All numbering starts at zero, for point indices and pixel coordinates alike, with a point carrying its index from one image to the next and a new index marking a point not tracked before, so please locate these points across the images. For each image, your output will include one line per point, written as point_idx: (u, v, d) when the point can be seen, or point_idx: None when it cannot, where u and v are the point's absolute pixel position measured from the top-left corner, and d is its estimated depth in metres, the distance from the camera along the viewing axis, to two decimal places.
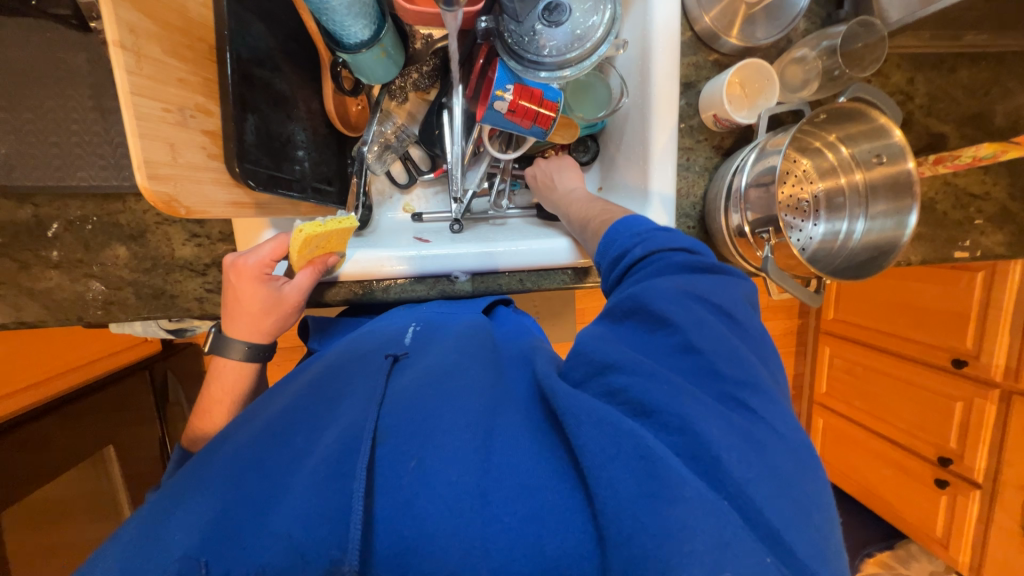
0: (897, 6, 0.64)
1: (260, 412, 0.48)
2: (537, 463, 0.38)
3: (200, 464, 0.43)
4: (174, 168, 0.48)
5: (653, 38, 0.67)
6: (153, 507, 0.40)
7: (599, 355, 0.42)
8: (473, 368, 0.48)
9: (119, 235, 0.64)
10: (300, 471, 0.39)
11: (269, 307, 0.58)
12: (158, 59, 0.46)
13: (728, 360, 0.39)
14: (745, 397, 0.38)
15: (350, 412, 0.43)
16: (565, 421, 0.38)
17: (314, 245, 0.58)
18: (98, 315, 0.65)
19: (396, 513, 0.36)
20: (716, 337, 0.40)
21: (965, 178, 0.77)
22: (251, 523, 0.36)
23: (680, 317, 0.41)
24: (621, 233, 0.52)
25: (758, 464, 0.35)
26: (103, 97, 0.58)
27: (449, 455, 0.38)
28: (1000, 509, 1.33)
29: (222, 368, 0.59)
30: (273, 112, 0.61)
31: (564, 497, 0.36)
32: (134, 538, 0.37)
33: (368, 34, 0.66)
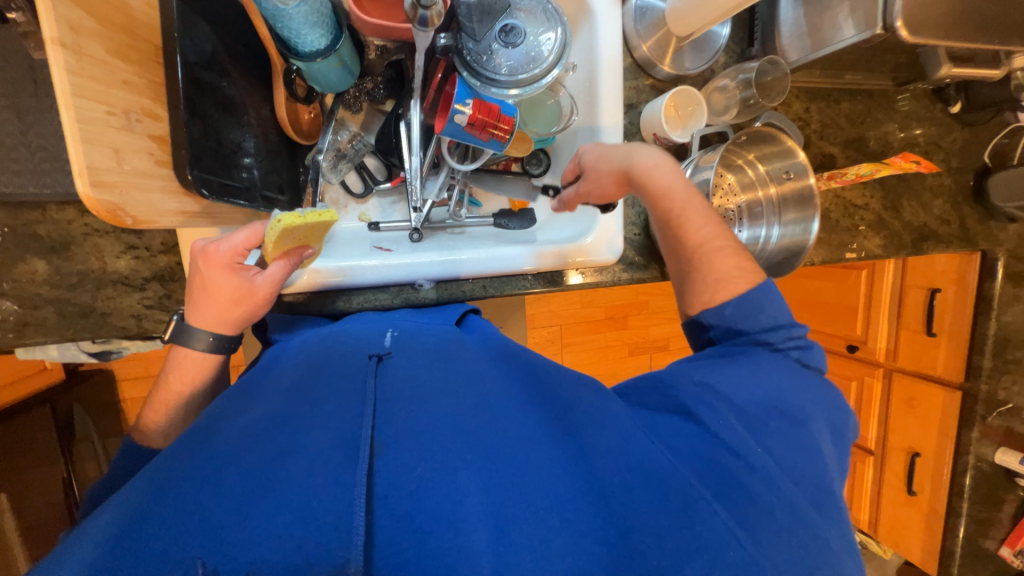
0: (795, 48, 0.76)
1: (249, 406, 0.45)
2: (567, 479, 0.41)
3: (174, 459, 0.40)
4: (120, 175, 0.45)
5: (599, 63, 0.74)
6: (119, 502, 0.37)
7: (682, 400, 0.50)
8: (477, 378, 0.49)
9: (36, 248, 0.57)
10: (295, 469, 0.38)
11: (240, 297, 0.54)
12: (101, 58, 0.43)
13: (788, 438, 0.49)
14: (797, 479, 0.46)
15: (342, 415, 0.42)
16: (628, 456, 0.43)
17: (291, 237, 0.53)
18: (10, 338, 0.58)
19: (398, 525, 0.36)
20: (779, 421, 0.49)
21: (851, 192, 0.92)
22: (235, 518, 0.35)
23: (756, 392, 0.51)
24: (754, 316, 0.58)
25: (790, 540, 0.41)
26: (18, 95, 0.52)
27: (459, 472, 0.39)
28: (888, 471, 1.57)
29: (185, 356, 0.55)
30: (222, 118, 0.59)
31: (584, 512, 0.39)
32: (102, 533, 0.35)
33: (325, 43, 0.65)
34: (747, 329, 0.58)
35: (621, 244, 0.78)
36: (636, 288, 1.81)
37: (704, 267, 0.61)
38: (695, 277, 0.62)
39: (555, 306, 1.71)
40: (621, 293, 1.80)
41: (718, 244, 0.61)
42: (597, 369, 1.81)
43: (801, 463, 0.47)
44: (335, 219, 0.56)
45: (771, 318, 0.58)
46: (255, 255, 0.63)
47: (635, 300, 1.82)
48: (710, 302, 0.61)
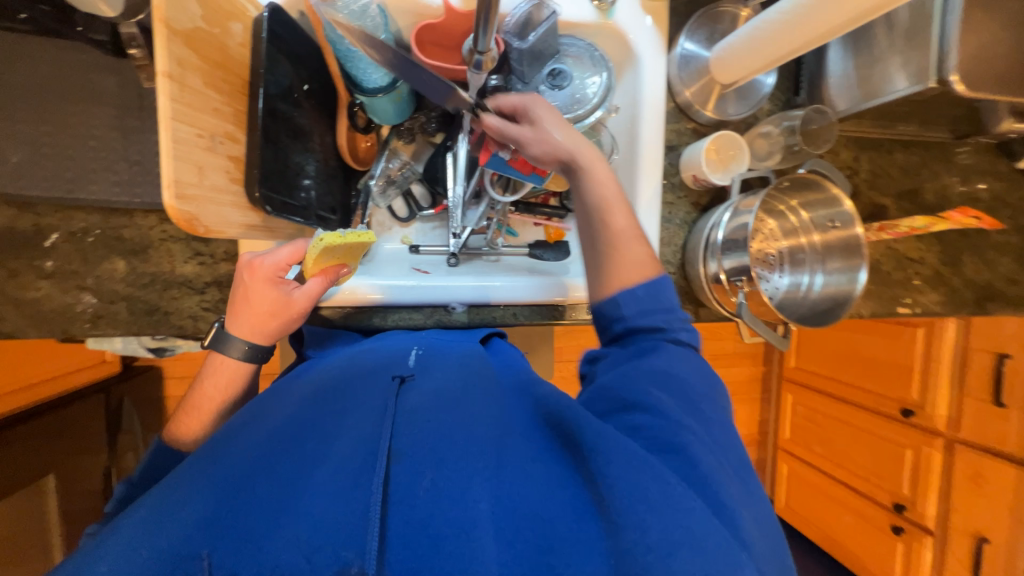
0: (845, 97, 0.75)
1: (269, 412, 0.48)
2: (559, 490, 0.40)
3: (204, 461, 0.42)
4: (200, 189, 0.50)
5: (642, 106, 0.76)
6: (145, 505, 0.39)
7: (626, 392, 0.46)
8: (485, 392, 0.50)
9: (119, 249, 0.64)
10: (313, 477, 0.39)
11: (277, 310, 0.57)
12: (198, 89, 0.49)
13: (725, 419, 0.47)
14: (744, 472, 0.45)
15: (362, 426, 0.44)
16: (593, 458, 0.40)
17: (330, 254, 0.59)
18: (86, 328, 0.64)
19: (411, 532, 0.37)
20: (715, 411, 0.47)
21: (905, 244, 0.88)
22: (256, 525, 0.36)
23: (691, 378, 0.48)
24: (658, 303, 0.53)
25: (763, 536, 0.41)
26: (126, 117, 0.60)
27: (468, 480, 0.39)
28: (951, 557, 1.39)
29: (220, 364, 0.57)
30: (291, 143, 0.65)
31: (587, 525, 0.38)
32: (133, 530, 0.37)
33: (387, 81, 0.71)
34: (655, 310, 0.52)
35: None
36: None
37: (623, 248, 0.55)
38: (611, 260, 0.55)
39: (583, 342, 1.69)
40: None
41: (635, 230, 0.56)
42: None
43: (738, 443, 0.47)
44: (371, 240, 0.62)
45: (669, 305, 0.53)
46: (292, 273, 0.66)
47: None
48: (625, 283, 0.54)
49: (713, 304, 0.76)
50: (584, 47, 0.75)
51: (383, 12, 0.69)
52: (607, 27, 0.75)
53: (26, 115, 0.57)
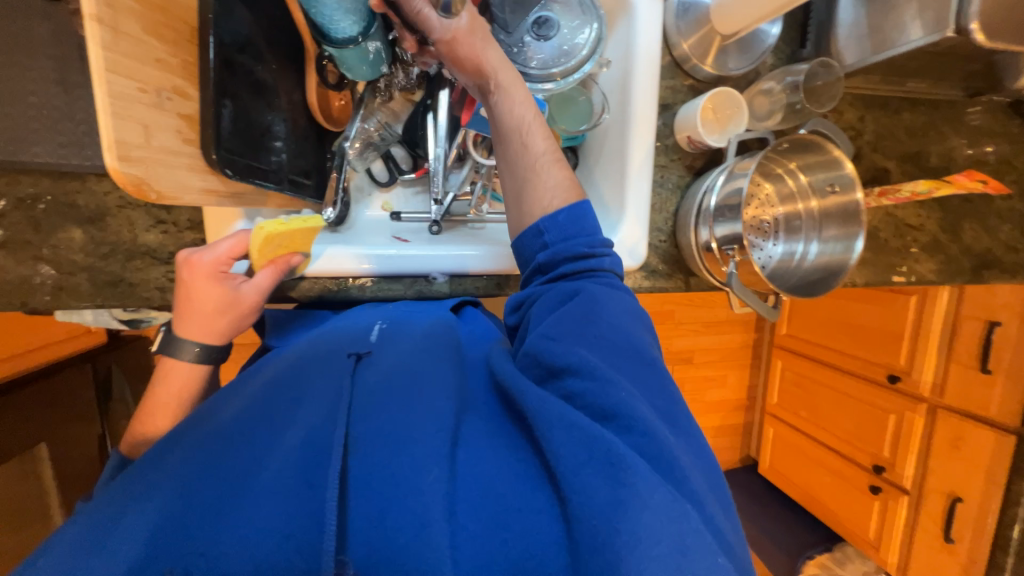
0: (852, 51, 0.70)
1: (221, 403, 0.47)
2: (512, 469, 0.41)
3: (153, 463, 0.41)
4: (147, 150, 0.46)
5: (634, 61, 0.70)
6: (93, 513, 0.38)
7: (557, 360, 0.46)
8: (440, 370, 0.49)
9: (74, 217, 0.60)
10: (264, 473, 0.39)
11: (223, 307, 0.55)
12: (137, 36, 0.44)
13: (655, 373, 0.49)
14: (677, 417, 0.46)
15: (317, 416, 0.43)
16: (537, 427, 0.41)
17: (275, 245, 0.56)
18: (46, 301, 0.61)
19: (368, 524, 0.36)
20: (648, 365, 0.48)
21: (905, 211, 0.85)
22: (208, 524, 0.36)
23: (622, 331, 0.50)
24: (578, 229, 0.56)
25: (705, 483, 0.42)
26: (67, 70, 0.54)
27: (422, 463, 0.39)
28: (924, 514, 1.45)
29: (172, 368, 0.55)
30: (253, 101, 0.60)
31: (543, 493, 0.39)
32: (78, 543, 0.35)
33: (357, 30, 0.64)
34: (577, 235, 0.56)
35: (644, 251, 0.74)
36: (662, 298, 1.79)
37: (543, 174, 0.57)
38: (532, 186, 0.58)
39: None
40: (646, 302, 1.77)
41: (552, 153, 0.58)
42: None
43: (669, 392, 0.48)
44: (320, 225, 0.60)
45: (589, 230, 0.57)
46: (241, 263, 0.64)
47: (660, 310, 1.81)
48: (546, 208, 0.57)
49: (704, 273, 0.74)
50: None
51: None
52: None
53: None
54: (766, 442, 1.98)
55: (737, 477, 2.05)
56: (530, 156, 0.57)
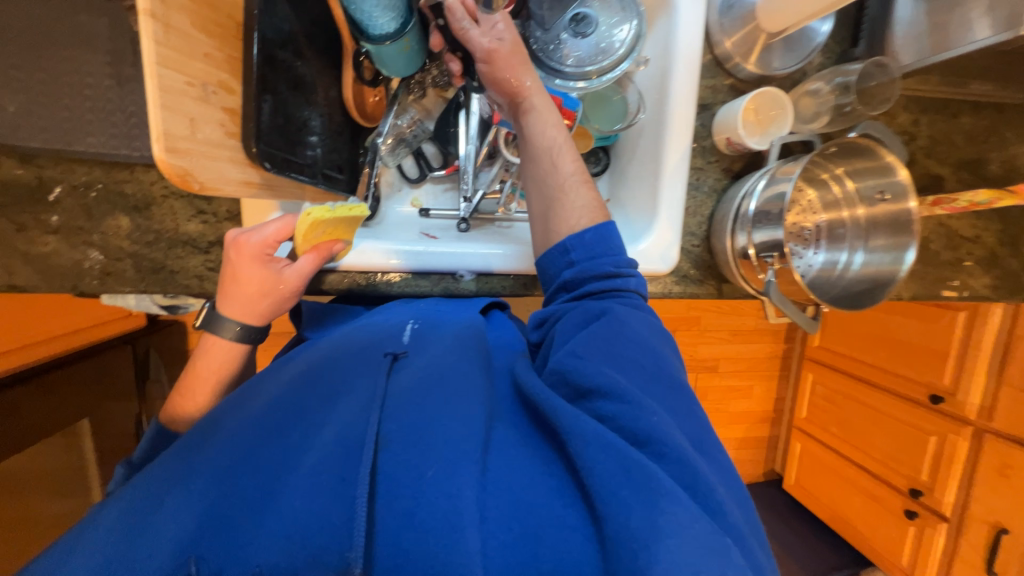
0: (911, 50, 0.66)
1: (255, 394, 0.48)
2: (541, 481, 0.40)
3: (191, 449, 0.43)
4: (192, 143, 0.47)
5: (674, 60, 0.68)
6: (134, 493, 0.40)
7: (588, 378, 0.45)
8: (469, 373, 0.49)
9: (123, 205, 0.63)
10: (298, 468, 0.39)
11: (266, 290, 0.56)
12: (186, 31, 0.45)
13: (682, 394, 0.48)
14: (708, 442, 0.45)
15: (349, 412, 0.44)
16: (570, 441, 0.41)
17: (321, 229, 0.57)
18: (95, 284, 0.64)
19: (397, 524, 0.36)
20: (677, 389, 0.48)
21: (959, 221, 0.80)
22: (245, 516, 0.37)
23: (653, 354, 0.49)
24: (604, 248, 0.57)
25: (738, 512, 0.41)
26: (120, 64, 0.57)
27: (452, 467, 0.39)
28: (964, 543, 1.37)
29: (213, 345, 0.57)
30: (291, 96, 0.61)
31: (574, 509, 0.39)
32: (121, 521, 0.37)
33: (394, 27, 0.65)
34: (603, 253, 0.57)
35: (676, 255, 0.72)
36: (688, 303, 1.74)
37: (570, 193, 0.59)
38: (559, 204, 0.59)
39: None
40: (671, 306, 1.73)
41: (579, 173, 0.60)
42: None
43: (696, 414, 0.47)
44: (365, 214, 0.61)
45: (614, 249, 0.57)
46: None
47: (686, 315, 1.77)
48: (572, 228, 0.58)
49: (738, 280, 0.71)
50: None
51: None
52: None
53: (17, 60, 0.54)
54: (792, 456, 1.91)
55: (760, 490, 1.99)
56: (558, 178, 0.60)
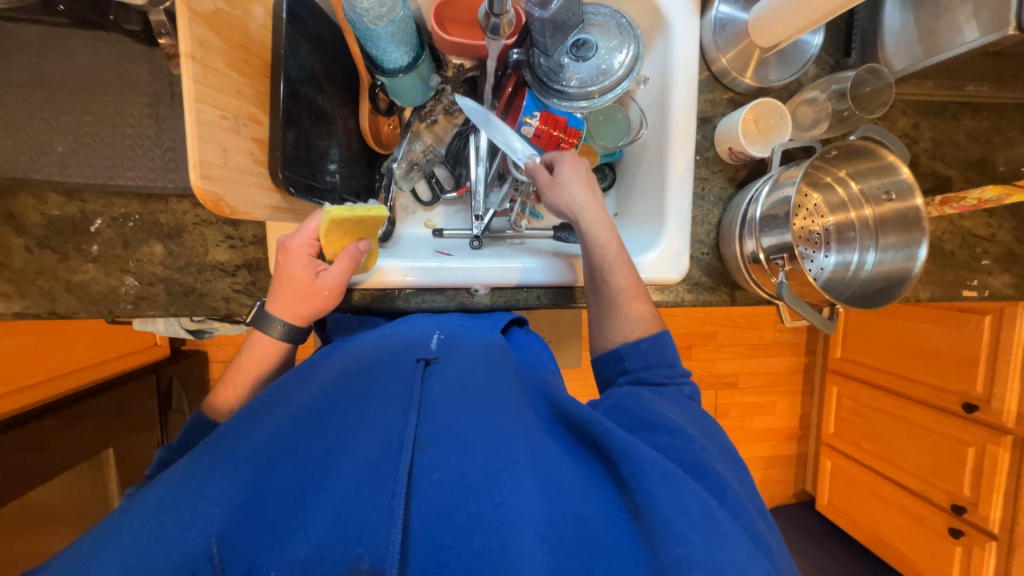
0: (902, 56, 0.67)
1: (294, 393, 0.51)
2: (589, 498, 0.42)
3: (232, 439, 0.45)
4: (224, 170, 0.51)
5: (672, 78, 0.72)
6: (176, 480, 0.42)
7: (650, 417, 0.50)
8: (506, 387, 0.52)
9: (157, 233, 0.66)
10: (338, 469, 0.41)
11: (303, 291, 0.59)
12: (220, 70, 0.50)
13: (714, 436, 0.52)
14: (761, 507, 0.48)
15: (387, 415, 0.46)
16: (624, 465, 0.43)
17: (343, 231, 0.59)
18: (129, 309, 0.67)
19: (437, 522, 0.38)
20: (719, 447, 0.50)
21: (971, 220, 0.80)
22: (286, 513, 0.39)
23: (691, 414, 0.53)
24: (658, 359, 0.58)
25: (784, 562, 0.43)
26: (159, 105, 0.62)
27: (499, 476, 0.41)
28: (1017, 564, 1.28)
29: (257, 343, 0.59)
30: (313, 127, 0.65)
31: (623, 529, 0.40)
32: (163, 502, 0.39)
33: (407, 60, 0.70)
34: (654, 364, 0.58)
35: (686, 262, 0.73)
36: (702, 319, 1.74)
37: (625, 307, 0.62)
38: (613, 317, 0.62)
39: None
40: (685, 322, 1.74)
41: (635, 290, 0.63)
42: None
43: (727, 448, 0.52)
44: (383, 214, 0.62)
45: (669, 360, 0.59)
46: None
47: (701, 330, 1.76)
48: (627, 336, 0.61)
49: (751, 286, 0.71)
50: (609, 14, 0.71)
51: None
52: None
53: (68, 106, 0.60)
54: (822, 474, 1.84)
55: (791, 511, 1.92)
56: (615, 298, 0.63)
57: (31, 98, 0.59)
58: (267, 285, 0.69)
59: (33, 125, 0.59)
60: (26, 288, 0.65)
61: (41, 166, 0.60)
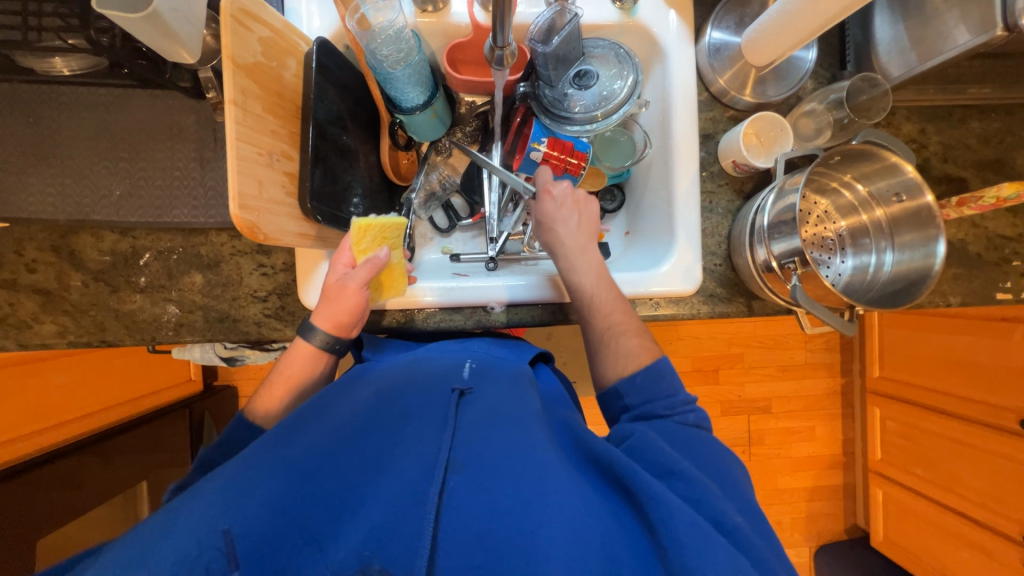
0: (897, 63, 0.69)
1: (337, 410, 0.57)
2: (611, 531, 0.45)
3: (280, 442, 0.51)
4: (260, 201, 0.56)
5: (672, 99, 0.76)
6: (228, 475, 0.47)
7: (662, 461, 0.51)
8: (534, 416, 0.55)
9: (197, 264, 0.72)
10: (379, 489, 0.47)
11: (335, 296, 0.63)
12: (258, 114, 0.56)
13: (737, 482, 0.54)
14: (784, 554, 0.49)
15: (423, 440, 0.52)
16: (649, 505, 0.46)
17: (371, 240, 0.66)
18: (170, 335, 0.72)
19: (467, 540, 0.43)
20: (738, 496, 0.52)
21: (995, 221, 0.78)
22: (329, 522, 0.45)
23: (717, 460, 0.55)
24: (657, 390, 0.60)
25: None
26: (204, 149, 0.69)
27: (525, 501, 0.45)
28: None
29: (294, 354, 0.65)
30: (338, 162, 0.71)
31: (646, 564, 0.43)
32: (216, 498, 0.44)
33: (423, 99, 0.77)
34: (650, 402, 0.60)
35: (699, 274, 0.74)
36: (727, 340, 1.70)
37: (617, 340, 0.64)
38: (607, 354, 0.65)
39: None
40: (709, 344, 1.70)
41: (628, 327, 0.65)
42: None
43: (745, 495, 0.53)
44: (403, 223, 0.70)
45: (668, 390, 0.60)
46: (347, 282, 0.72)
47: (727, 353, 1.71)
48: (623, 372, 0.63)
49: (768, 294, 0.71)
50: (608, 46, 0.75)
51: (416, 35, 0.71)
52: (630, 25, 0.76)
53: (127, 154, 0.67)
54: (875, 506, 1.71)
55: (844, 548, 1.77)
56: (607, 322, 0.65)
57: (97, 149, 0.67)
58: (295, 310, 0.73)
59: (97, 172, 0.67)
60: (80, 318, 0.71)
61: (100, 208, 0.67)
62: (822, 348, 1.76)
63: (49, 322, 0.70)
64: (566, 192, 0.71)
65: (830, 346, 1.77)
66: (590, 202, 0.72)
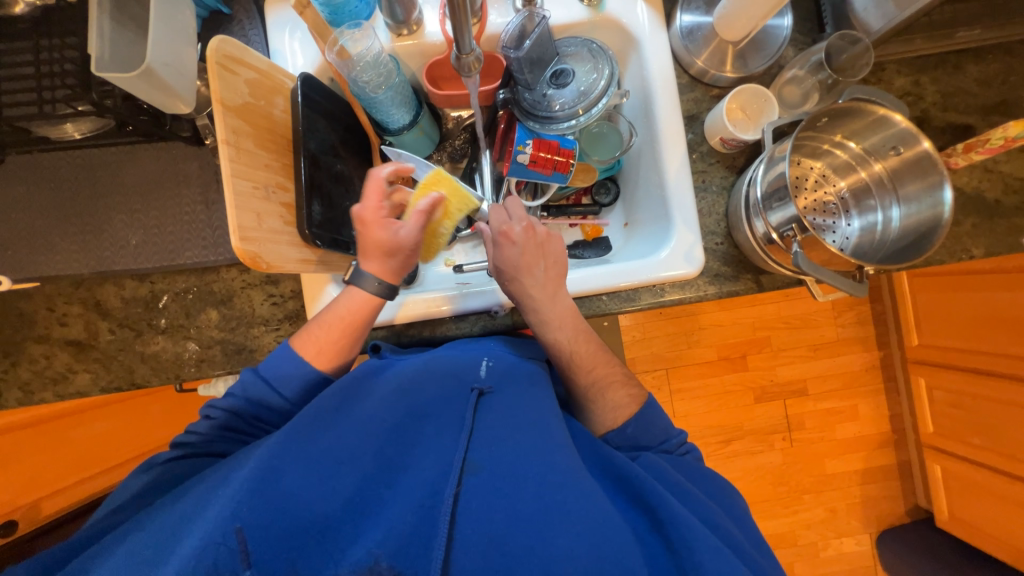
0: (875, 17, 0.68)
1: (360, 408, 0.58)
2: (632, 547, 0.48)
3: (305, 437, 0.53)
4: (259, 232, 0.58)
5: (650, 83, 0.76)
6: (253, 463, 0.50)
7: (678, 491, 0.55)
8: (552, 417, 0.58)
9: (212, 301, 0.75)
10: (398, 494, 0.51)
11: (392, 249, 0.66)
12: (251, 150, 0.59)
13: (735, 507, 0.60)
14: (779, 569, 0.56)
15: (441, 444, 0.55)
16: (670, 529, 0.49)
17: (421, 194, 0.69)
18: (193, 371, 0.75)
19: (480, 539, 0.48)
20: (741, 521, 0.58)
21: (1010, 164, 0.75)
22: (351, 524, 0.49)
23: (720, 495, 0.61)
24: (648, 438, 0.64)
25: None
26: (209, 192, 0.73)
27: (545, 514, 0.49)
28: None
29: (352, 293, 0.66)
30: (334, 188, 0.74)
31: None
32: (245, 494, 0.47)
33: (409, 118, 0.80)
34: (647, 444, 0.64)
35: (700, 254, 0.73)
36: (751, 324, 1.66)
37: (600, 391, 0.67)
38: (594, 409, 0.67)
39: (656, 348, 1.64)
40: (732, 330, 1.66)
41: (612, 379, 0.68)
42: (718, 419, 1.66)
43: (744, 520, 0.59)
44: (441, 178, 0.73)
45: (662, 435, 0.64)
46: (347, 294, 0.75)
47: (752, 337, 1.66)
48: (613, 425, 0.65)
49: (773, 266, 0.69)
50: (580, 43, 0.77)
51: (394, 58, 0.74)
52: (601, 20, 0.77)
53: (140, 205, 0.72)
54: (934, 482, 1.60)
55: (907, 531, 1.66)
56: (588, 374, 0.68)
57: (113, 204, 0.71)
58: None
59: (115, 226, 0.71)
60: (110, 365, 0.74)
61: (119, 258, 0.71)
62: (852, 322, 1.69)
63: (81, 371, 0.74)
64: (525, 237, 0.68)
65: (862, 319, 1.69)
66: (551, 241, 0.70)
